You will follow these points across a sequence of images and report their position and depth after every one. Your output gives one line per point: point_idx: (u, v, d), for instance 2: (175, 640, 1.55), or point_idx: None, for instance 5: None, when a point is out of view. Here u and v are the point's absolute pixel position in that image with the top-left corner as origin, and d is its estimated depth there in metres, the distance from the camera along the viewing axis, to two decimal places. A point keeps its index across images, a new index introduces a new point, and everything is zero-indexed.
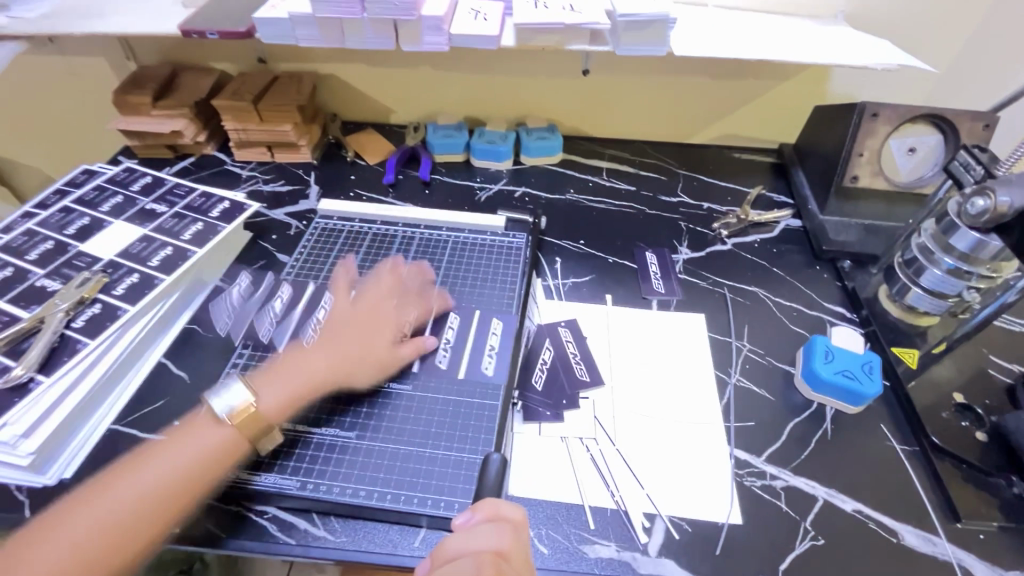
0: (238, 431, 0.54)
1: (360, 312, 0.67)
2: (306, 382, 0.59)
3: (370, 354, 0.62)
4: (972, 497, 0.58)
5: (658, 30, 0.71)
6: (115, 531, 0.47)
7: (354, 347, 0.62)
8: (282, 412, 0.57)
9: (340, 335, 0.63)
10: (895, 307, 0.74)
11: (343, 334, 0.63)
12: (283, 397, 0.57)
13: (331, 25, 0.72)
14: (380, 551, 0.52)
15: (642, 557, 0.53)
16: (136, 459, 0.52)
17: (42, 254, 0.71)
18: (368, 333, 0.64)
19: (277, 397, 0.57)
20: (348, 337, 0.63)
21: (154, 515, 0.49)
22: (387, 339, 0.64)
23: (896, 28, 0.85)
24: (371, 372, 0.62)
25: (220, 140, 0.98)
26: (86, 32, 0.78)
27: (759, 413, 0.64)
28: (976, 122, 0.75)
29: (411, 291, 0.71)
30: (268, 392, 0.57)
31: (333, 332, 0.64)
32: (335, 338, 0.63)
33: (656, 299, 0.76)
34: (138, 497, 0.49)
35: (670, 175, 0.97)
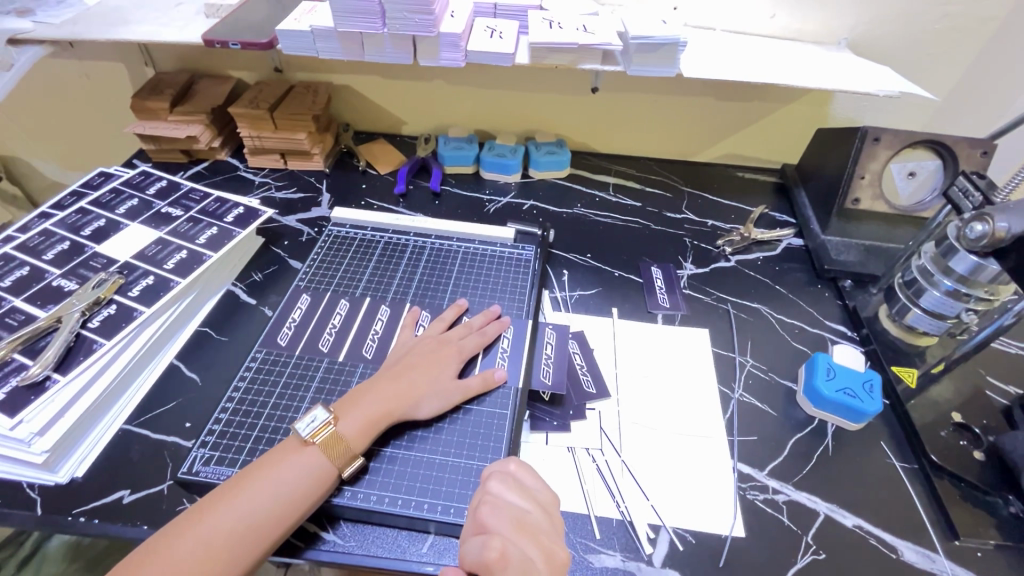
0: (327, 459, 0.53)
1: (428, 340, 0.66)
2: (383, 410, 0.58)
3: (441, 383, 0.61)
4: (971, 515, 0.59)
5: (668, 53, 0.73)
6: (220, 557, 0.47)
7: (427, 376, 0.61)
8: (362, 440, 0.56)
9: (412, 363, 0.62)
10: (895, 327, 0.76)
11: (414, 361, 0.62)
12: (365, 424, 0.56)
13: (351, 39, 0.74)
14: (388, 556, 0.53)
15: (646, 567, 0.54)
16: (232, 486, 0.51)
17: (58, 254, 0.72)
18: (438, 360, 0.63)
19: (359, 423, 0.56)
20: (420, 365, 0.62)
21: (247, 548, 0.48)
22: (456, 368, 0.63)
23: (897, 56, 0.87)
24: (440, 401, 0.61)
25: (233, 146, 1.00)
26: (109, 39, 0.80)
27: (762, 428, 0.66)
28: (974, 149, 0.77)
29: (477, 320, 0.70)
30: (348, 417, 0.56)
31: (404, 359, 0.63)
32: (406, 364, 0.62)
33: (662, 313, 0.78)
34: (241, 521, 0.48)
35: (676, 192, 0.99)
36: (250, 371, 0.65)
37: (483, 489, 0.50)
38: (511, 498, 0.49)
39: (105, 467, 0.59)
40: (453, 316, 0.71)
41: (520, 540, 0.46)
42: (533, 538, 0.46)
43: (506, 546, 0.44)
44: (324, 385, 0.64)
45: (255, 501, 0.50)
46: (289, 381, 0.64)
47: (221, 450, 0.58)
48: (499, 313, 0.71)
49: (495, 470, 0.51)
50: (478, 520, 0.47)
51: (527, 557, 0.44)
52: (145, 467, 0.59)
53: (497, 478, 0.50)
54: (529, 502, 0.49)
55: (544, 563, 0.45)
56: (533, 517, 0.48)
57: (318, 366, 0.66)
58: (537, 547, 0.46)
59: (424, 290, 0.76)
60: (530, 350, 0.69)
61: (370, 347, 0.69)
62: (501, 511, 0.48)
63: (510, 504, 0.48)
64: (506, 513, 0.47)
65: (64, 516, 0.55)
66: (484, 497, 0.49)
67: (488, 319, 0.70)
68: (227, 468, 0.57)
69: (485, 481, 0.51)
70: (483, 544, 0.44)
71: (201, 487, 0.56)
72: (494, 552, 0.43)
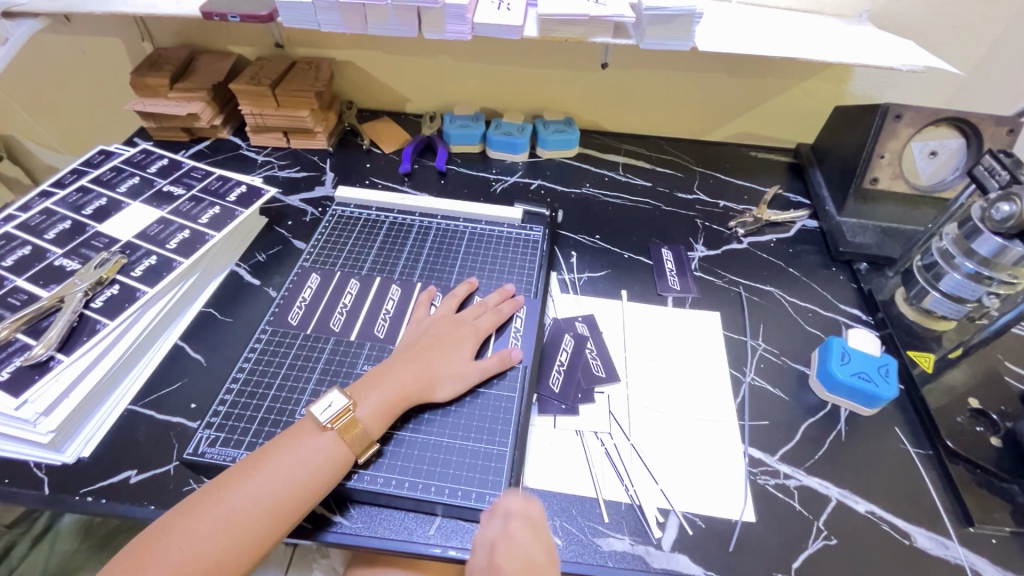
0: (343, 444, 0.53)
1: (442, 321, 0.65)
2: (398, 394, 0.57)
3: (456, 366, 0.61)
4: (986, 503, 0.58)
5: (683, 25, 0.70)
6: (235, 535, 0.47)
7: (443, 359, 0.60)
8: (379, 424, 0.55)
9: (427, 345, 0.62)
10: (912, 311, 0.74)
11: (430, 344, 0.62)
12: (380, 407, 0.56)
13: (353, 11, 0.71)
14: (396, 537, 0.53)
15: (655, 552, 0.53)
16: (249, 466, 0.50)
17: (60, 233, 0.71)
18: (453, 343, 0.62)
19: (374, 407, 0.55)
20: (436, 346, 0.61)
21: (262, 528, 0.48)
22: (470, 350, 0.63)
23: (921, 29, 0.84)
24: (455, 384, 0.60)
25: (235, 124, 0.98)
26: (106, 11, 0.78)
27: (774, 413, 0.64)
28: (1000, 127, 0.75)
29: (491, 300, 0.69)
30: (365, 402, 0.55)
31: (421, 341, 0.62)
32: (422, 346, 0.61)
33: (671, 296, 0.76)
34: (256, 501, 0.48)
35: (687, 172, 0.97)
36: (255, 353, 0.64)
37: (501, 526, 0.49)
38: (525, 541, 0.48)
39: (112, 447, 0.59)
40: (465, 294, 0.70)
41: None
42: None
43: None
44: (330, 367, 0.63)
45: (269, 484, 0.49)
46: (295, 361, 0.64)
47: (226, 432, 0.58)
48: (512, 292, 0.70)
49: (513, 510, 0.50)
50: (491, 561, 0.47)
51: None
52: (151, 448, 0.59)
53: (516, 520, 0.49)
54: (539, 544, 0.49)
55: None
56: (541, 558, 0.48)
57: (325, 346, 0.65)
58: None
59: (432, 270, 0.75)
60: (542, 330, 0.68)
61: (382, 326, 0.68)
62: (515, 558, 0.47)
63: (525, 550, 0.48)
64: (518, 559, 0.47)
65: (72, 496, 0.55)
66: (499, 535, 0.48)
67: (501, 297, 0.69)
68: (233, 449, 0.56)
69: (505, 516, 0.50)
70: None
71: (208, 468, 0.56)
72: None
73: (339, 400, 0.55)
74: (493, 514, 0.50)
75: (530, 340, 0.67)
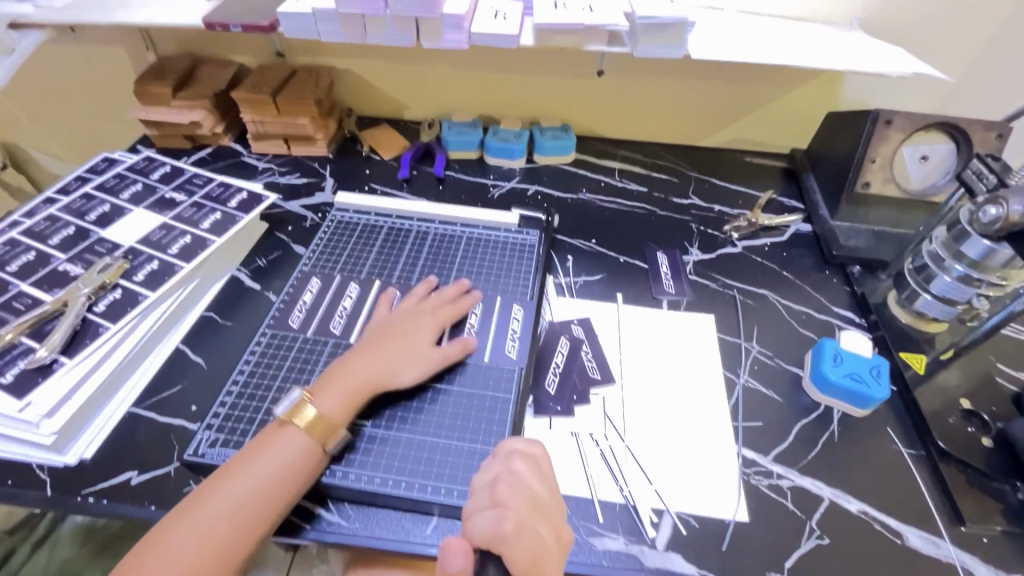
0: (311, 441, 0.53)
1: (403, 314, 0.66)
2: (362, 383, 0.58)
3: (417, 354, 0.62)
4: (978, 502, 0.58)
5: (675, 33, 0.72)
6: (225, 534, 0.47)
7: (403, 348, 0.61)
8: (344, 416, 0.56)
9: (386, 337, 0.62)
10: (905, 313, 0.75)
11: (391, 334, 0.63)
12: (341, 400, 0.56)
13: (353, 20, 0.73)
14: (393, 537, 0.53)
15: (649, 551, 0.54)
16: (228, 470, 0.51)
17: (63, 239, 0.72)
18: (412, 333, 0.63)
19: (337, 401, 0.56)
20: (394, 336, 0.62)
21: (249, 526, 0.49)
22: (429, 339, 0.64)
23: (911, 36, 0.85)
24: (418, 371, 0.61)
25: (237, 131, 1.00)
26: (111, 22, 0.79)
27: (767, 414, 0.65)
28: (989, 131, 0.76)
29: (449, 292, 0.70)
30: (326, 395, 0.56)
31: (380, 334, 0.63)
32: (382, 337, 0.62)
33: (666, 299, 0.77)
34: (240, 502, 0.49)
35: (682, 177, 0.98)
36: (254, 355, 0.65)
37: (504, 463, 0.50)
38: (528, 479, 0.49)
39: (114, 449, 0.59)
40: (426, 291, 0.71)
41: (533, 518, 0.46)
42: (543, 517, 0.47)
43: (521, 519, 0.45)
44: (328, 368, 0.64)
45: (250, 486, 0.50)
46: (294, 363, 0.65)
47: (226, 433, 0.59)
48: (468, 286, 0.72)
49: (519, 449, 0.52)
50: (494, 494, 0.47)
51: (539, 532, 0.45)
52: (153, 449, 0.59)
53: (519, 458, 0.51)
54: (540, 484, 0.50)
55: (551, 539, 0.46)
56: (541, 496, 0.49)
57: (324, 349, 0.66)
58: (546, 526, 0.47)
59: (429, 274, 0.76)
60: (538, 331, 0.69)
61: (339, 322, 0.69)
62: (518, 490, 0.48)
63: (528, 484, 0.49)
64: (523, 491, 0.48)
65: (74, 496, 0.56)
66: (502, 471, 0.49)
67: (456, 291, 0.70)
68: (232, 450, 0.57)
69: (508, 457, 0.51)
70: (497, 517, 0.45)
71: (208, 469, 0.57)
72: (510, 524, 0.44)
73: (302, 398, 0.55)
74: (496, 457, 0.52)
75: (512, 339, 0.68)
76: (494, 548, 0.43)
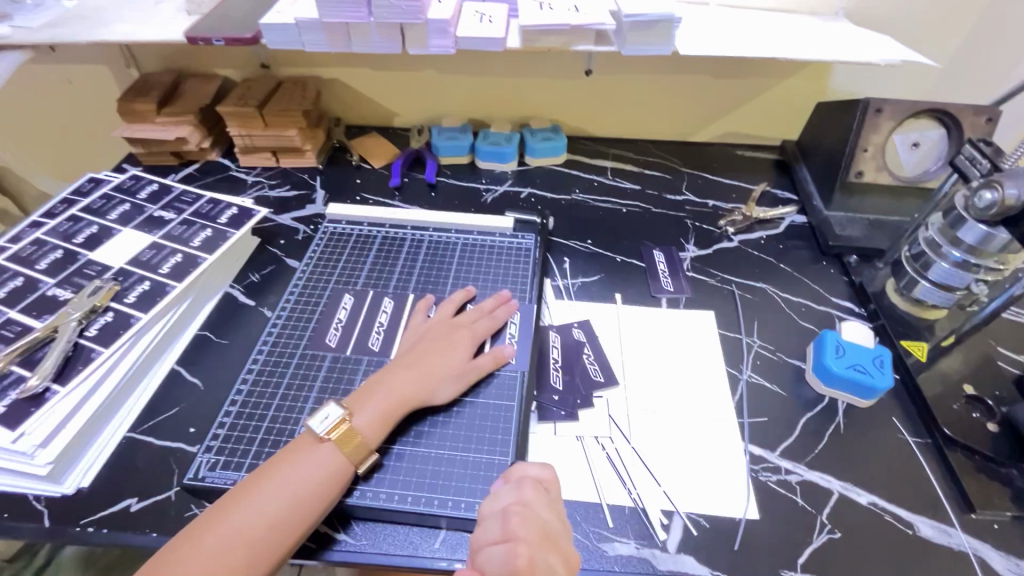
0: (342, 455, 0.53)
1: (438, 325, 0.66)
2: (398, 401, 0.57)
3: (454, 367, 0.61)
4: (986, 488, 0.58)
5: (662, 30, 0.71)
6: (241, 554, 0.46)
7: (440, 362, 0.61)
8: (376, 434, 0.55)
9: (424, 350, 0.62)
10: (902, 300, 0.75)
11: (426, 349, 0.62)
12: (377, 417, 0.55)
13: (337, 29, 0.71)
14: (401, 553, 0.53)
15: (661, 554, 0.53)
16: (252, 484, 0.50)
17: (51, 263, 0.71)
18: (450, 346, 0.63)
19: (371, 417, 0.55)
20: (434, 350, 0.62)
21: (269, 545, 0.47)
22: (467, 353, 0.63)
23: (897, 22, 0.85)
24: (455, 385, 0.60)
25: (224, 146, 0.99)
26: (90, 40, 0.78)
27: (772, 409, 0.65)
28: (978, 116, 0.76)
29: (486, 304, 0.69)
30: (362, 412, 0.55)
31: (419, 346, 0.63)
32: (420, 351, 0.62)
33: (665, 297, 0.77)
34: (260, 519, 0.48)
35: (675, 173, 0.97)
36: (252, 374, 0.64)
37: (515, 493, 0.49)
38: (539, 508, 0.48)
39: (110, 476, 0.58)
40: (460, 301, 0.70)
41: (545, 550, 0.45)
42: (556, 547, 0.46)
43: (533, 553, 0.44)
44: (328, 384, 0.63)
45: (270, 500, 0.49)
46: (292, 381, 0.63)
47: (226, 455, 0.57)
48: (508, 297, 0.71)
49: (530, 476, 0.50)
50: (505, 526, 0.46)
51: (552, 568, 0.44)
52: (151, 474, 0.58)
53: (529, 486, 0.49)
54: (551, 511, 0.48)
55: (566, 572, 0.45)
56: (554, 526, 0.47)
57: (322, 362, 0.65)
58: (559, 559, 0.45)
59: (426, 282, 0.75)
60: (537, 332, 0.69)
61: (377, 338, 0.68)
62: (529, 520, 0.46)
63: (539, 514, 0.47)
64: (534, 523, 0.46)
65: (73, 527, 0.54)
66: (513, 503, 0.48)
67: (493, 303, 0.69)
68: (233, 472, 0.56)
69: (519, 484, 0.50)
70: (509, 552, 0.44)
71: (208, 492, 0.56)
72: (522, 559, 0.43)
73: (333, 411, 0.55)
74: (507, 484, 0.50)
75: (552, 368, 0.67)
76: None
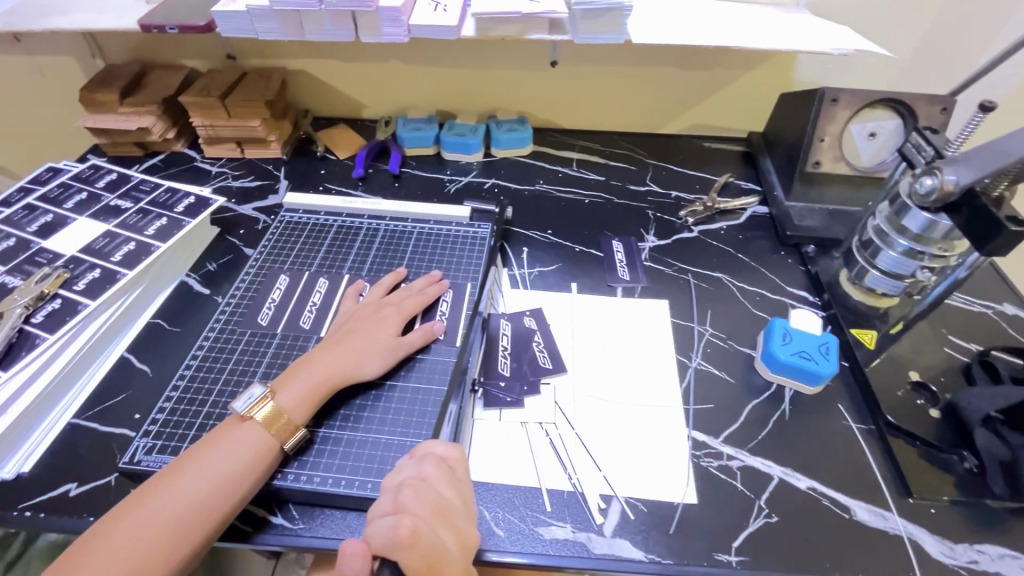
0: (266, 433, 0.53)
1: (367, 306, 0.66)
2: (322, 378, 0.57)
3: (380, 343, 0.61)
4: (925, 473, 0.58)
5: (614, 18, 0.71)
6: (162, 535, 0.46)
7: (364, 339, 0.61)
8: (302, 411, 0.55)
9: (349, 330, 0.62)
10: (857, 290, 0.75)
11: (350, 329, 0.62)
12: (301, 395, 0.56)
13: (288, 17, 0.71)
14: (336, 537, 0.53)
15: (597, 538, 0.53)
16: (178, 467, 0.50)
17: (4, 251, 0.71)
18: (376, 323, 0.63)
19: (296, 395, 0.55)
20: (358, 328, 0.62)
21: (193, 526, 0.47)
22: (394, 329, 0.63)
23: (857, 13, 0.85)
24: (383, 360, 0.61)
25: (190, 137, 0.99)
26: (46, 29, 0.78)
27: (719, 396, 0.65)
28: (933, 106, 0.77)
29: (417, 284, 0.70)
30: (286, 391, 0.55)
31: (345, 327, 0.63)
32: (345, 331, 0.62)
33: (621, 287, 0.77)
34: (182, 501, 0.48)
35: (640, 165, 0.98)
36: (196, 360, 0.64)
37: (417, 469, 0.50)
38: (437, 484, 0.49)
39: (52, 462, 0.58)
40: (392, 282, 0.71)
41: (435, 524, 0.46)
42: (449, 522, 0.47)
43: (418, 524, 0.45)
44: (270, 369, 0.63)
45: (197, 480, 0.49)
46: (234, 369, 0.63)
47: (163, 440, 0.57)
48: (439, 277, 0.71)
49: (433, 453, 0.51)
50: (397, 499, 0.47)
51: (438, 540, 0.45)
52: (93, 460, 0.58)
53: (431, 463, 0.50)
54: (451, 488, 0.49)
55: (456, 546, 0.46)
56: (451, 502, 0.48)
57: (269, 346, 0.66)
58: (449, 532, 0.46)
59: (378, 269, 0.75)
60: (471, 307, 0.69)
61: (308, 317, 0.69)
62: (423, 494, 0.47)
63: (436, 490, 0.48)
64: (427, 497, 0.47)
65: (10, 511, 0.54)
66: (410, 478, 0.49)
67: (424, 283, 0.70)
68: (170, 457, 0.56)
69: (422, 460, 0.50)
70: (394, 523, 0.44)
71: (147, 477, 0.56)
72: (404, 530, 0.44)
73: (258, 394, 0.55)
74: (412, 459, 0.51)
75: (501, 356, 0.67)
76: (389, 556, 0.43)
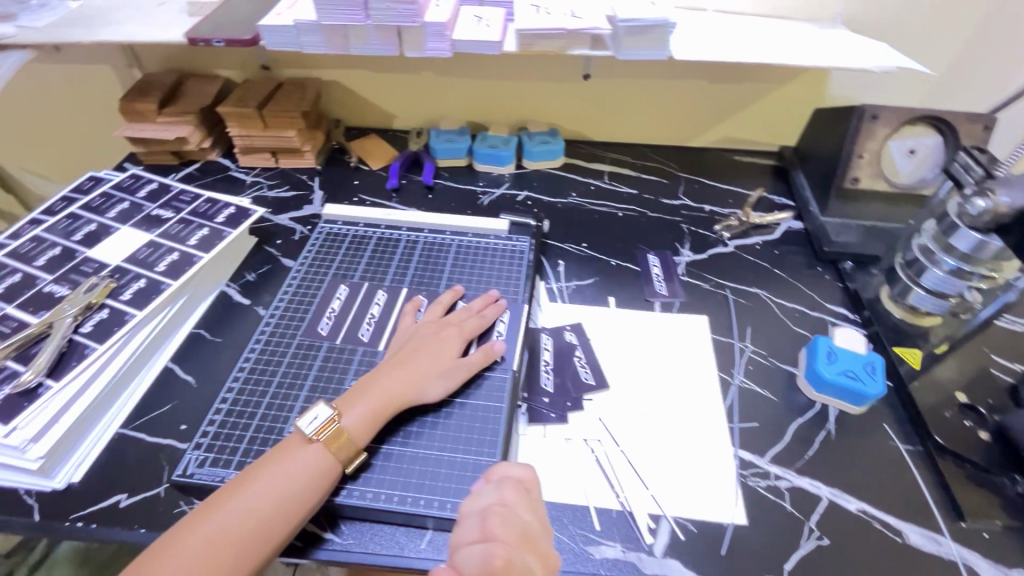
0: (328, 455, 0.53)
1: (427, 325, 0.66)
2: (387, 399, 0.57)
3: (443, 365, 0.61)
4: (977, 497, 0.58)
5: (657, 35, 0.72)
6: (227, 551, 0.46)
7: (428, 360, 0.61)
8: (365, 433, 0.55)
9: (412, 350, 0.62)
10: (898, 308, 0.74)
11: (414, 348, 0.62)
12: (366, 416, 0.56)
13: (335, 32, 0.72)
14: (387, 553, 0.53)
15: (647, 558, 0.53)
16: (241, 483, 0.50)
17: (50, 259, 0.72)
18: (439, 345, 0.63)
19: (361, 416, 0.56)
20: (422, 348, 0.62)
21: (255, 544, 0.47)
22: (455, 352, 0.63)
23: (894, 29, 0.85)
24: (445, 383, 0.61)
25: (224, 146, 1.00)
26: (93, 40, 0.79)
27: (763, 414, 0.65)
28: (975, 124, 0.76)
29: (475, 304, 0.69)
30: (351, 411, 0.56)
31: (408, 346, 0.63)
32: (409, 351, 0.62)
33: (659, 302, 0.77)
34: (247, 518, 0.48)
35: (672, 178, 0.98)
36: (244, 372, 0.64)
37: (497, 494, 0.49)
38: (519, 510, 0.48)
39: (101, 471, 0.59)
40: (450, 300, 0.71)
41: (524, 552, 0.45)
42: (534, 550, 0.46)
43: (510, 553, 0.44)
44: (317, 384, 0.63)
45: (261, 495, 0.49)
46: (282, 381, 0.64)
47: (215, 452, 0.58)
48: (497, 297, 0.71)
49: (511, 477, 0.51)
50: (484, 526, 0.46)
51: (529, 569, 0.44)
52: (141, 471, 0.59)
53: (510, 486, 0.50)
54: (532, 515, 0.49)
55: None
56: (534, 529, 0.47)
57: (314, 360, 0.66)
58: (538, 560, 0.45)
59: (419, 283, 0.75)
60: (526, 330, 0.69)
61: (367, 330, 0.69)
62: (509, 521, 0.47)
63: (519, 516, 0.48)
64: (514, 525, 0.46)
65: (62, 521, 0.55)
66: (494, 503, 0.48)
67: (482, 303, 0.70)
68: (221, 469, 0.56)
69: (500, 485, 0.50)
70: (486, 552, 0.44)
71: (197, 489, 0.56)
72: (498, 560, 0.43)
73: (324, 412, 0.55)
74: (487, 484, 0.51)
75: (543, 371, 0.67)
76: None
